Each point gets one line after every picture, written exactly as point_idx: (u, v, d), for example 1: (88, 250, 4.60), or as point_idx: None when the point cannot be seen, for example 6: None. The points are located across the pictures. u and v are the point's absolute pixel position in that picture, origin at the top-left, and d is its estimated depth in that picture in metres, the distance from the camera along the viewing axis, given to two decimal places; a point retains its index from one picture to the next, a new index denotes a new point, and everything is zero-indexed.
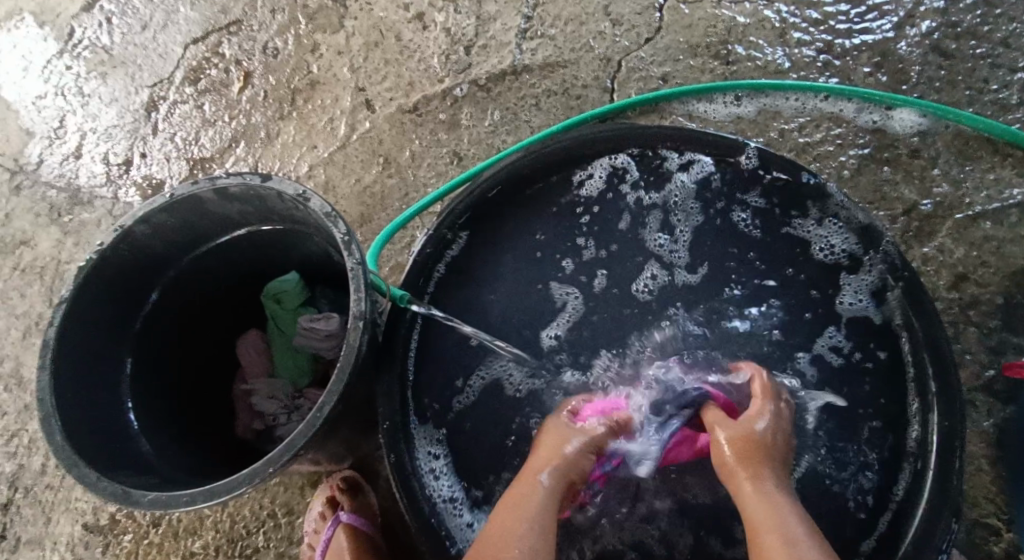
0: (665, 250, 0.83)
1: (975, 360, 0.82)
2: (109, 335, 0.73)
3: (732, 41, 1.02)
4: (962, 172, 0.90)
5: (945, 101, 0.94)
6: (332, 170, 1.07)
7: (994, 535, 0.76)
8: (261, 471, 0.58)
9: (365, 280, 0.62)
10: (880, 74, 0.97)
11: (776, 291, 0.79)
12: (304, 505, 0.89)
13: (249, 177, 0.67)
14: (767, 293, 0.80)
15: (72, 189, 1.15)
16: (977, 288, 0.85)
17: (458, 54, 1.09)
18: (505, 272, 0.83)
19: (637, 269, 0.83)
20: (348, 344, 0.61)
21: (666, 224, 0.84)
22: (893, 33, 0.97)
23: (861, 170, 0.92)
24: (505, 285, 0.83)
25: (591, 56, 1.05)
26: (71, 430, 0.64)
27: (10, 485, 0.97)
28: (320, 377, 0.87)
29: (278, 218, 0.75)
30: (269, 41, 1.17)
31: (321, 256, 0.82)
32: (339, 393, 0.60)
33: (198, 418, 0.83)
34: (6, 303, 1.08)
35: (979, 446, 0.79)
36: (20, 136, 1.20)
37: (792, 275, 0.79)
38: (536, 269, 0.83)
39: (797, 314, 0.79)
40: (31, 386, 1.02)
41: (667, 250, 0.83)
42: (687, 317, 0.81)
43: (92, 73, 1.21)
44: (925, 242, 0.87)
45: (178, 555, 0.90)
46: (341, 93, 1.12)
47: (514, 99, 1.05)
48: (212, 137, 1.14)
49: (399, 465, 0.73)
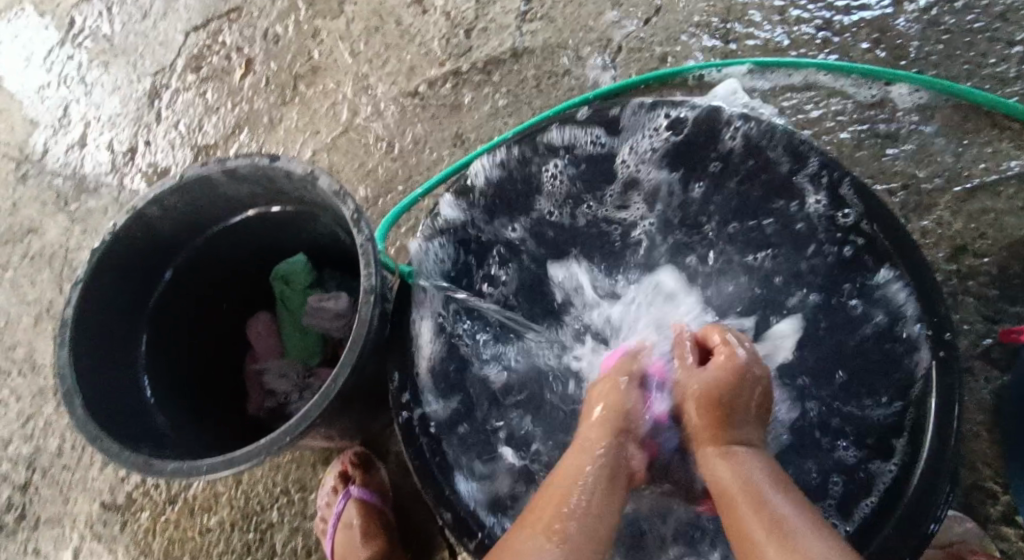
0: (675, 224, 0.86)
1: (973, 330, 0.84)
2: (125, 313, 0.74)
3: (731, 20, 1.02)
4: (961, 146, 0.91)
5: (944, 75, 0.95)
6: (336, 155, 1.08)
7: (991, 499, 0.78)
8: (279, 440, 0.59)
9: (375, 255, 0.64)
10: (878, 50, 0.97)
11: (781, 265, 0.82)
12: (317, 481, 0.91)
13: (258, 158, 0.69)
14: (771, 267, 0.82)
15: (78, 177, 1.16)
16: (974, 259, 0.86)
17: (458, 38, 1.10)
18: (505, 251, 0.87)
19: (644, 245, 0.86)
20: (360, 317, 0.62)
21: (663, 196, 0.86)
22: (891, 10, 0.98)
23: (859, 145, 0.93)
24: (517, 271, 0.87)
25: (592, 37, 1.06)
26: (90, 405, 0.65)
27: (28, 466, 0.99)
28: (330, 356, 0.88)
29: (286, 199, 0.76)
30: (270, 28, 1.18)
31: (328, 236, 0.83)
32: (352, 363, 0.61)
33: (213, 397, 0.84)
34: (18, 290, 1.10)
35: (978, 414, 0.81)
36: (25, 126, 1.21)
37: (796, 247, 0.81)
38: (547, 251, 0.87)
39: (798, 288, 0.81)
40: (45, 372, 1.04)
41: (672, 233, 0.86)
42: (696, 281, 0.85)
43: (94, 62, 1.22)
44: (923, 215, 0.89)
45: (195, 532, 0.92)
46: (343, 78, 1.12)
47: (516, 82, 1.06)
48: (216, 124, 1.15)
49: (408, 426, 0.73)
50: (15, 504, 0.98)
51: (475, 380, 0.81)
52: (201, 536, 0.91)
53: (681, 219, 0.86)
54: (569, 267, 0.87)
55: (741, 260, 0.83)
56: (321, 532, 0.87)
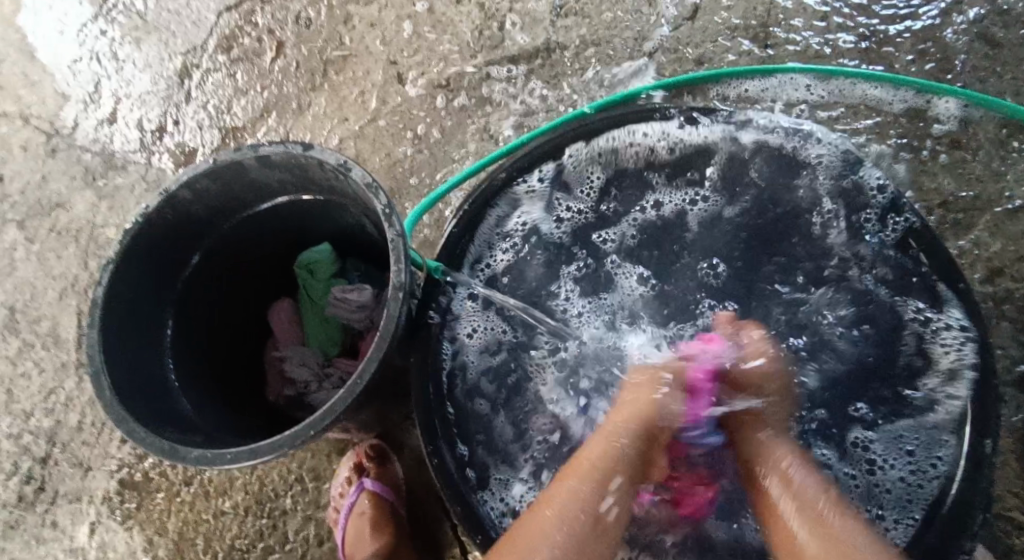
0: (724, 215, 0.84)
1: (1007, 355, 0.83)
2: (152, 295, 0.75)
3: (771, 24, 1.00)
4: (1004, 165, 0.89)
5: (990, 90, 0.92)
6: (363, 144, 1.08)
7: (1016, 529, 0.77)
8: (303, 434, 0.60)
9: (405, 252, 0.63)
10: (925, 61, 0.95)
11: (827, 260, 0.80)
12: (331, 471, 0.92)
13: (292, 146, 0.68)
14: (818, 263, 0.80)
15: (106, 153, 1.16)
16: (1011, 283, 0.85)
17: (491, 30, 1.08)
18: (546, 240, 0.85)
19: (695, 235, 0.84)
20: (388, 313, 0.62)
21: (710, 194, 0.84)
22: (940, 20, 0.95)
23: (898, 160, 0.91)
24: (557, 256, 0.85)
25: (628, 35, 1.04)
26: (117, 385, 0.66)
27: (48, 439, 1.01)
28: (350, 346, 0.88)
29: (317, 188, 0.76)
30: (302, 12, 1.17)
31: (355, 227, 0.83)
32: (378, 360, 0.61)
33: (234, 383, 0.85)
34: (43, 264, 1.11)
35: (1008, 441, 0.80)
36: (56, 100, 1.21)
37: (838, 244, 0.80)
38: (588, 236, 0.85)
39: (841, 289, 0.79)
40: (68, 346, 1.05)
41: (723, 224, 0.83)
42: (748, 269, 0.82)
43: (126, 38, 1.22)
44: (961, 235, 0.87)
45: (209, 514, 0.93)
46: (373, 66, 1.12)
47: (548, 78, 1.04)
48: (245, 107, 1.15)
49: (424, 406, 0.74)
50: (35, 476, 0.99)
51: (519, 358, 0.82)
52: (215, 519, 0.92)
53: (729, 215, 0.84)
54: (614, 248, 0.85)
55: (792, 258, 0.81)
56: (333, 521, 0.87)
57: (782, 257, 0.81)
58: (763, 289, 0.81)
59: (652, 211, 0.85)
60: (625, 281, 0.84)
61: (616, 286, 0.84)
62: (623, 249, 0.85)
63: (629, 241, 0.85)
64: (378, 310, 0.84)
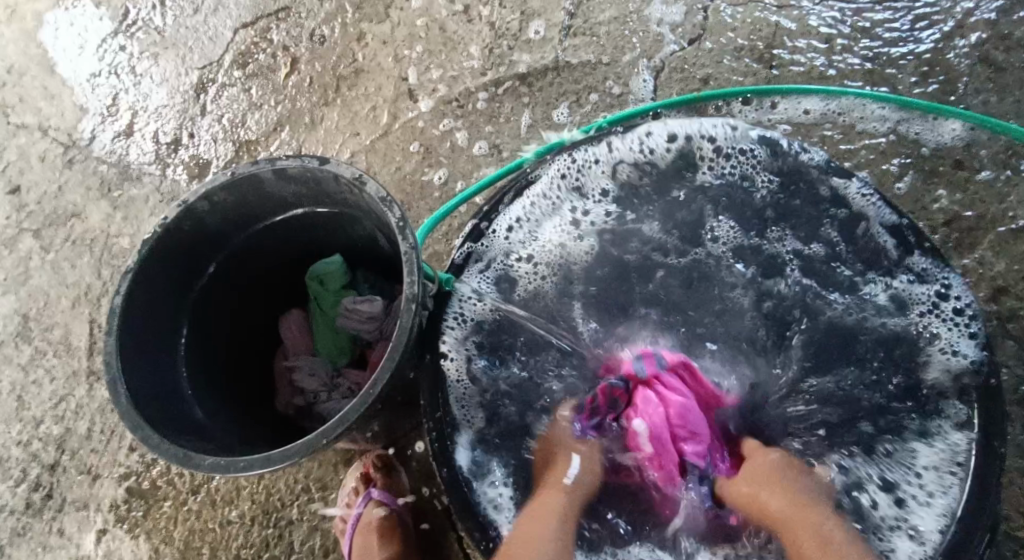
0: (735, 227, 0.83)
1: (1012, 373, 0.83)
2: (168, 302, 0.76)
3: (776, 46, 1.02)
4: (1008, 186, 0.90)
5: (992, 112, 0.94)
6: (374, 158, 1.10)
7: None
8: (316, 442, 0.61)
9: (418, 264, 0.65)
10: (928, 83, 0.96)
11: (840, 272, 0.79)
12: (338, 481, 0.92)
13: (308, 160, 0.70)
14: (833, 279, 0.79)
15: (122, 164, 1.18)
16: (1016, 301, 0.85)
17: (501, 48, 1.11)
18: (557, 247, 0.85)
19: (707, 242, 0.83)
20: (400, 323, 0.63)
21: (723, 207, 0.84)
22: (942, 44, 0.97)
23: (903, 180, 0.92)
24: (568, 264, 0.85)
25: (635, 54, 1.06)
26: (134, 392, 0.67)
27: (58, 446, 1.02)
28: (359, 357, 0.89)
29: (330, 201, 0.77)
30: (316, 29, 1.20)
31: (366, 239, 0.84)
32: (391, 370, 0.62)
33: (245, 392, 0.86)
34: (57, 273, 1.13)
35: (1015, 461, 0.80)
36: (74, 112, 1.23)
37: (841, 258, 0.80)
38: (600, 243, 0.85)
39: (855, 304, 0.78)
40: (80, 354, 1.06)
41: (731, 233, 0.83)
42: (759, 281, 0.81)
43: (145, 53, 1.25)
44: (965, 254, 0.88)
45: (215, 523, 0.93)
46: (384, 82, 1.14)
47: (556, 95, 1.06)
48: (258, 121, 1.17)
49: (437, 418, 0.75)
50: (43, 483, 1.00)
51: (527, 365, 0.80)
52: (222, 528, 0.93)
53: (746, 230, 0.83)
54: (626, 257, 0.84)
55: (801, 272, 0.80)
56: (339, 531, 0.88)
57: (804, 267, 0.80)
58: (782, 309, 0.80)
59: (667, 219, 0.84)
60: (636, 285, 0.83)
61: (632, 295, 0.82)
62: (636, 256, 0.84)
63: (643, 252, 0.84)
64: (389, 322, 0.85)
